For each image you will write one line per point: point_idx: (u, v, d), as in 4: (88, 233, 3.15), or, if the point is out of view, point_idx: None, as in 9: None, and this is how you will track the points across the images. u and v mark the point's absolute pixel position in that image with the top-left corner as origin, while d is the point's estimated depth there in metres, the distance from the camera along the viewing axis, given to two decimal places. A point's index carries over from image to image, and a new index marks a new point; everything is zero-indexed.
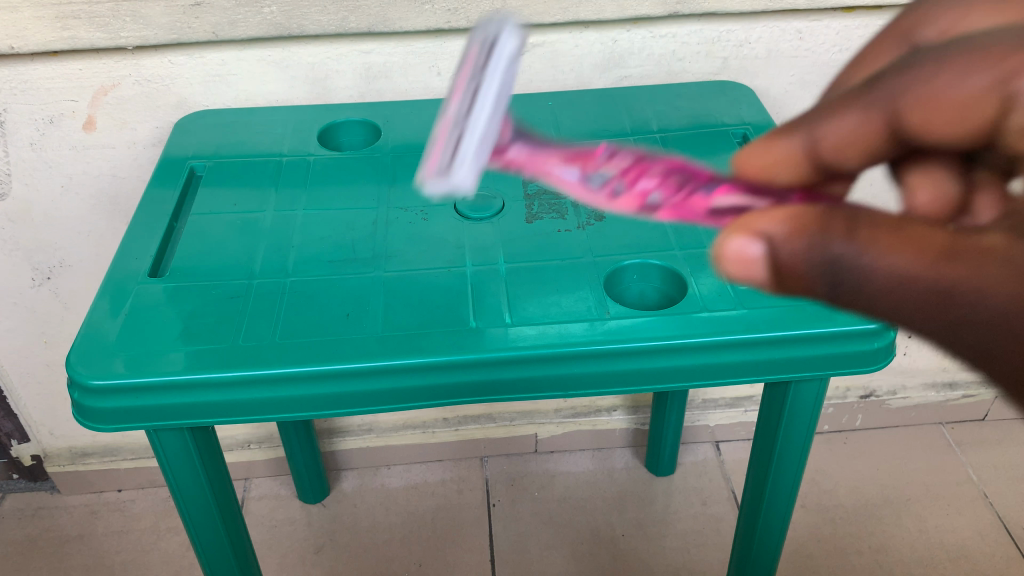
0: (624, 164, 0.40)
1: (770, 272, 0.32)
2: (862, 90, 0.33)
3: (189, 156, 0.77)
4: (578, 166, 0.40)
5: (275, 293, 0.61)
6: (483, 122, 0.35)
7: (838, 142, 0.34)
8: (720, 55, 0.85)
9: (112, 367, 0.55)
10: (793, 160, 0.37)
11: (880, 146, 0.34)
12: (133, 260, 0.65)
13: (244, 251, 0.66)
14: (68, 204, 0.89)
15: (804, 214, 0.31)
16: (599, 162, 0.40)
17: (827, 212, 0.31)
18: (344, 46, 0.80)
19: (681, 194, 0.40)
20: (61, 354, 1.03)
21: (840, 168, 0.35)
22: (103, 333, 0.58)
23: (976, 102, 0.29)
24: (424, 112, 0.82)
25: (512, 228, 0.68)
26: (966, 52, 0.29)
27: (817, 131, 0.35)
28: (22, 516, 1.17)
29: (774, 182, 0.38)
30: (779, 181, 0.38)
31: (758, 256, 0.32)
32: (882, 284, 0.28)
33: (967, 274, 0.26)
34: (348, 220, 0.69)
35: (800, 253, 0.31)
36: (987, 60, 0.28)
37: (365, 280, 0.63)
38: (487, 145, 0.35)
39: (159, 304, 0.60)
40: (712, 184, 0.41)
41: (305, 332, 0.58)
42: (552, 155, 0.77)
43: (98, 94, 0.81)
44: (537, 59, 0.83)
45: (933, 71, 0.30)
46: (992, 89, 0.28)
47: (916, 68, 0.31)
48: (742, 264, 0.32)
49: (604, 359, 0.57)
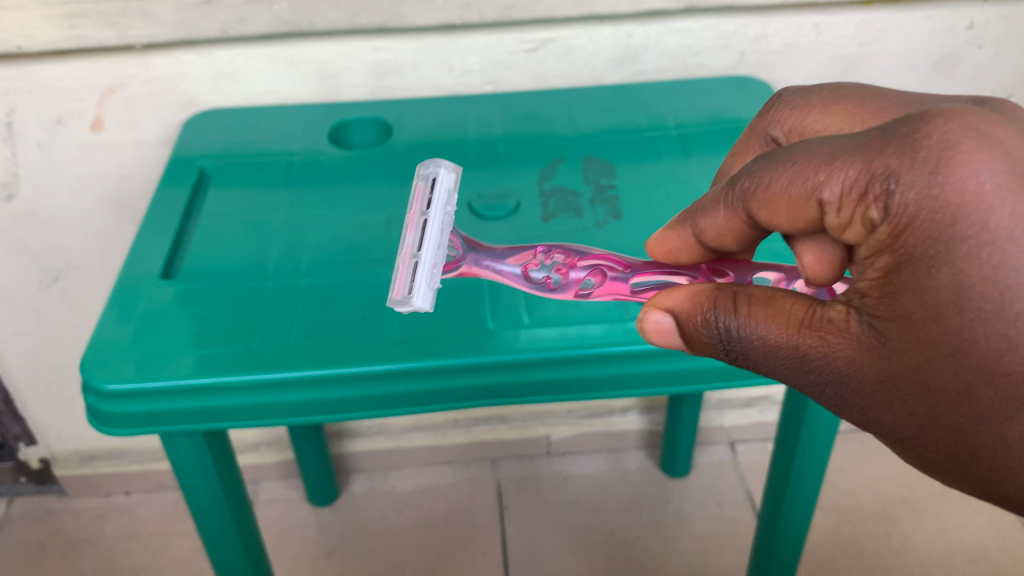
0: (555, 266, 0.56)
1: (680, 338, 0.46)
2: (724, 194, 0.44)
3: (199, 156, 0.76)
4: (519, 266, 0.56)
5: (289, 294, 0.60)
6: (428, 255, 0.52)
7: (714, 234, 0.46)
8: (736, 49, 0.83)
9: (126, 370, 0.54)
10: (687, 246, 0.49)
11: (746, 236, 0.45)
12: (144, 261, 0.64)
13: (256, 252, 0.65)
14: (76, 205, 0.88)
15: (703, 294, 0.45)
16: (539, 261, 0.56)
17: (720, 292, 0.44)
18: (355, 43, 0.79)
19: (599, 283, 0.55)
20: (68, 357, 1.02)
21: (718, 249, 0.47)
22: (115, 336, 0.57)
23: (800, 205, 0.39)
24: (436, 110, 0.81)
25: (528, 226, 0.67)
26: (800, 159, 0.39)
27: (697, 224, 0.47)
28: (31, 520, 1.16)
29: (677, 261, 0.51)
30: (683, 262, 0.50)
31: (670, 327, 0.46)
32: (760, 348, 0.43)
33: (821, 343, 0.41)
34: (362, 219, 0.68)
35: (698, 324, 0.45)
36: (808, 176, 0.38)
37: (380, 280, 0.61)
38: (436, 267, 0.53)
39: (171, 306, 0.59)
40: (625, 272, 0.55)
41: (320, 334, 0.57)
42: (567, 153, 0.76)
43: (106, 94, 0.80)
44: (551, 55, 0.82)
45: (767, 178, 0.40)
46: (810, 197, 0.38)
47: (763, 177, 0.41)
48: (662, 331, 0.47)
49: (625, 361, 0.56)
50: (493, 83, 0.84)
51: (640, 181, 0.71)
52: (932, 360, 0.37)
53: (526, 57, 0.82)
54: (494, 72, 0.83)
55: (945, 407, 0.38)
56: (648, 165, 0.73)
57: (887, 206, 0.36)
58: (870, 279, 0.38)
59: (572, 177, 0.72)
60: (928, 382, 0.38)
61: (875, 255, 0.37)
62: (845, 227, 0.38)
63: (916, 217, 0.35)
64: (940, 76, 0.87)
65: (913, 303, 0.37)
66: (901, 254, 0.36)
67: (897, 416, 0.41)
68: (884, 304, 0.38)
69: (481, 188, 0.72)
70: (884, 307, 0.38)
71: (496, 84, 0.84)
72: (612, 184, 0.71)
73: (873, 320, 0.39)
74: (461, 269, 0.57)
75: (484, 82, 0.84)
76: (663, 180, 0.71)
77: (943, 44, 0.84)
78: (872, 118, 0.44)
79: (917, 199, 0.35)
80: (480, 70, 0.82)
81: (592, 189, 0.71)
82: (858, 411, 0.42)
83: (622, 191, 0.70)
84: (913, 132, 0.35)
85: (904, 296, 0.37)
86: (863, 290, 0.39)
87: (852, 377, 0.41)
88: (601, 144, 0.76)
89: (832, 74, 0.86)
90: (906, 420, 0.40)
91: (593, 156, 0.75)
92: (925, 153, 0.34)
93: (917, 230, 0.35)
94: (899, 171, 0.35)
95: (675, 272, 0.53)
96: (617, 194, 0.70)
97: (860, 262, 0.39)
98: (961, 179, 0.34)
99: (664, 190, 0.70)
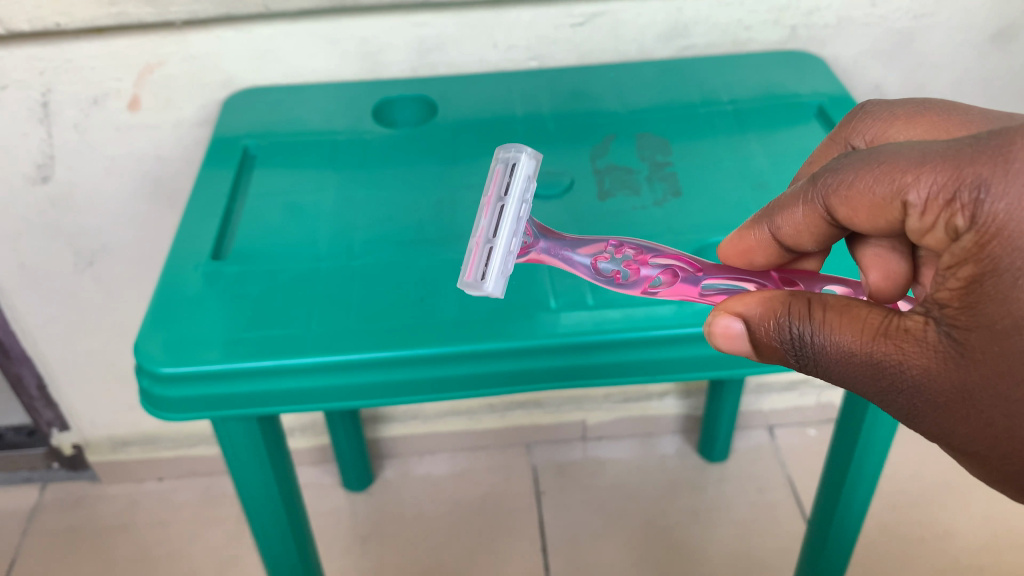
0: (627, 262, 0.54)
1: (750, 343, 0.46)
2: (804, 191, 0.46)
3: (242, 136, 0.75)
4: (590, 257, 0.54)
5: (345, 276, 0.58)
6: (505, 242, 0.51)
7: (790, 232, 0.47)
8: (788, 23, 0.81)
9: (181, 352, 0.52)
10: (762, 248, 0.50)
11: (822, 234, 0.47)
12: (193, 242, 0.63)
13: (307, 233, 0.63)
14: (112, 187, 0.86)
15: (776, 300, 0.45)
16: (610, 254, 0.54)
17: (796, 299, 0.44)
18: (398, 18, 0.77)
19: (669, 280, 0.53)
20: (101, 341, 1.01)
21: (796, 247, 0.48)
22: (169, 318, 0.55)
23: (884, 206, 0.41)
24: (481, 87, 0.79)
25: (584, 205, 0.65)
26: (887, 158, 0.41)
27: (774, 222, 0.48)
28: (64, 506, 1.15)
29: (750, 264, 0.51)
30: (755, 266, 0.51)
31: (738, 332, 0.47)
32: (834, 355, 0.43)
33: (897, 351, 0.42)
34: (412, 201, 0.66)
35: (771, 329, 0.45)
36: (895, 179, 0.40)
37: (437, 261, 0.60)
38: (511, 253, 0.52)
39: (224, 288, 0.58)
40: (696, 274, 0.53)
41: (379, 317, 0.55)
42: (618, 131, 0.74)
43: (144, 72, 0.78)
44: (598, 29, 0.79)
45: (852, 178, 0.42)
46: (895, 200, 0.40)
47: (847, 182, 0.42)
48: (731, 336, 0.47)
49: (693, 343, 0.55)
50: (538, 59, 0.82)
51: (697, 159, 0.70)
52: (1010, 368, 0.39)
53: (573, 32, 0.80)
54: (539, 48, 0.81)
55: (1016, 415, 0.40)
56: (704, 143, 0.72)
57: (974, 213, 0.37)
58: (952, 290, 0.39)
59: (626, 154, 0.71)
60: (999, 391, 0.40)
61: (957, 264, 0.39)
62: (927, 229, 0.40)
63: (1003, 227, 0.37)
64: (996, 49, 0.84)
65: (997, 314, 0.38)
66: (987, 264, 0.37)
67: (966, 425, 0.42)
68: (966, 316, 0.39)
69: (533, 166, 0.70)
70: (964, 317, 0.39)
71: (541, 60, 0.82)
72: (668, 162, 0.69)
73: (951, 330, 0.40)
74: (531, 255, 0.56)
75: (529, 58, 0.81)
76: (721, 162, 0.69)
77: (1001, 16, 0.82)
78: (956, 131, 0.46)
79: (1007, 208, 0.36)
80: (525, 45, 0.80)
81: (647, 166, 0.69)
82: (926, 418, 0.43)
83: (679, 168, 0.69)
84: (1002, 147, 0.37)
85: (985, 307, 0.38)
86: (943, 300, 0.40)
87: (925, 387, 0.42)
88: (653, 121, 0.75)
89: (885, 48, 0.83)
90: (976, 427, 0.42)
91: (646, 133, 0.73)
92: (1015, 167, 0.36)
93: (1005, 240, 0.37)
94: (986, 183, 0.37)
95: (745, 276, 0.52)
96: (675, 172, 0.68)
97: (937, 272, 0.40)
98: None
99: (722, 170, 0.68)
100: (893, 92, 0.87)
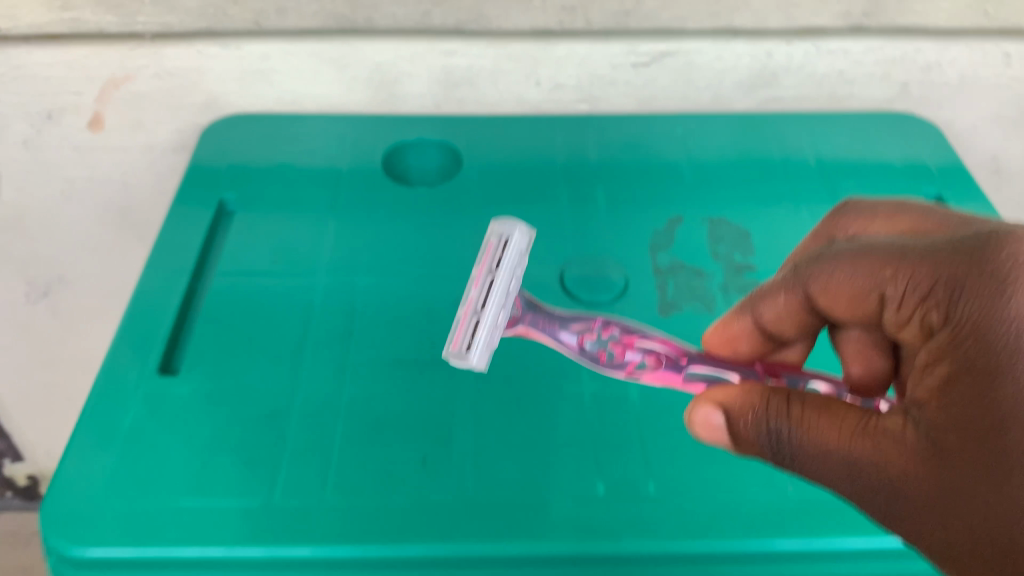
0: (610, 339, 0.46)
1: (731, 439, 0.38)
2: (788, 278, 0.41)
3: (223, 193, 0.61)
4: (574, 336, 0.46)
5: (324, 419, 0.45)
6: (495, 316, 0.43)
7: (773, 320, 0.42)
8: (899, 79, 0.66)
9: (100, 534, 0.41)
10: (747, 336, 0.44)
11: (805, 322, 0.42)
12: (139, 345, 0.50)
13: (283, 340, 0.50)
14: (70, 214, 0.73)
15: (754, 392, 0.37)
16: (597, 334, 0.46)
17: (774, 391, 0.36)
18: (422, 44, 0.62)
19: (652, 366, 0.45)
20: (59, 375, 0.88)
21: (778, 336, 0.43)
22: (95, 469, 0.43)
23: (863, 297, 0.37)
24: (517, 132, 0.66)
25: (641, 322, 0.52)
26: (868, 247, 0.36)
27: (756, 308, 0.43)
28: (16, 540, 1.04)
29: (735, 354, 0.45)
30: (739, 357, 0.45)
31: (719, 424, 0.39)
32: (809, 458, 0.34)
33: (872, 451, 0.32)
34: (422, 296, 0.53)
35: (748, 424, 0.37)
36: (874, 271, 0.36)
37: (445, 401, 0.46)
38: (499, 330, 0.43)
39: (166, 426, 0.45)
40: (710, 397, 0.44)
41: (362, 495, 0.42)
42: (684, 212, 0.60)
43: (108, 87, 0.64)
44: (666, 71, 0.64)
45: (831, 268, 0.38)
46: (872, 291, 0.36)
47: (824, 267, 0.38)
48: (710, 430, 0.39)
49: (779, 560, 0.42)
50: (588, 101, 0.67)
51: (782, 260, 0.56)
52: (998, 463, 0.29)
53: (636, 73, 0.65)
54: (591, 88, 0.66)
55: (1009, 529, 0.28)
56: (788, 238, 0.59)
57: (949, 310, 0.32)
58: (931, 387, 0.32)
59: (694, 245, 0.57)
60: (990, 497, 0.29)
61: (937, 361, 0.32)
62: (908, 323, 0.35)
63: (984, 321, 0.30)
64: None
65: (975, 408, 0.30)
66: (968, 356, 0.31)
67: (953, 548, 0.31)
68: (948, 411, 0.31)
69: (577, 255, 0.56)
70: (943, 414, 0.31)
71: (592, 103, 0.67)
72: (747, 264, 0.56)
73: (930, 430, 0.31)
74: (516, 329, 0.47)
75: (577, 99, 0.67)
76: None
77: None
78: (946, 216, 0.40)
79: (989, 304, 0.30)
80: (575, 85, 0.66)
81: (722, 269, 0.56)
82: (907, 527, 0.32)
83: (761, 275, 0.55)
84: (987, 244, 0.31)
85: (965, 404, 0.30)
86: (922, 397, 0.32)
87: (902, 493, 0.32)
88: (726, 193, 0.62)
89: (1011, 116, 0.68)
90: (958, 543, 0.30)
91: (720, 218, 0.59)
92: (991, 270, 0.31)
93: (986, 331, 0.30)
94: (961, 283, 0.32)
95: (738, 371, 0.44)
96: (754, 280, 0.55)
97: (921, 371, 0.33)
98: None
99: None
100: (1013, 165, 0.72)
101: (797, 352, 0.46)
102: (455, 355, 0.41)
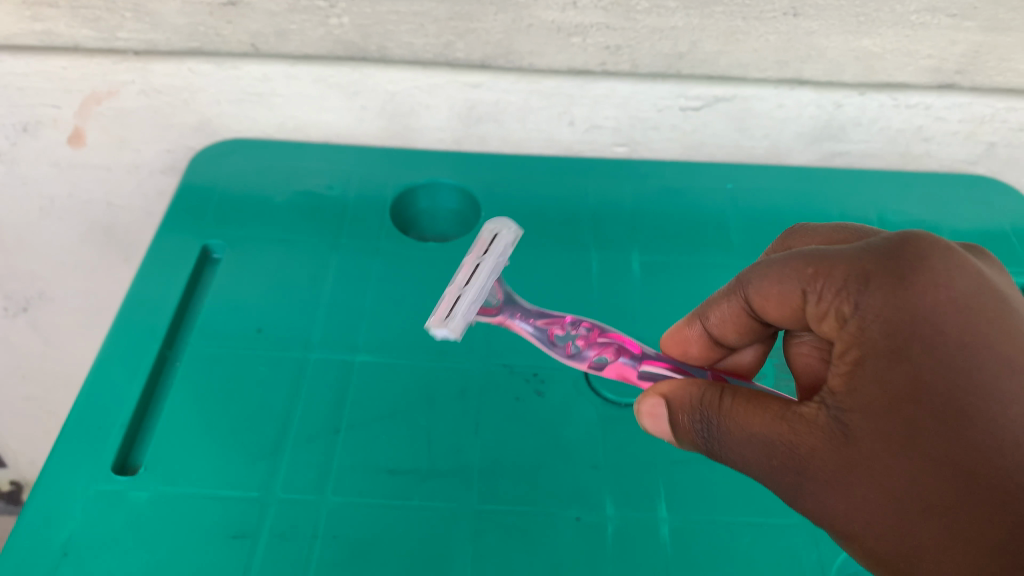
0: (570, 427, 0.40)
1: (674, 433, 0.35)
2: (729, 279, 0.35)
3: (205, 239, 0.54)
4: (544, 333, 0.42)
5: (299, 545, 0.38)
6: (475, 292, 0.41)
7: (720, 325, 0.36)
8: (986, 139, 0.58)
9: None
10: (698, 341, 0.38)
11: (752, 330, 0.36)
12: (94, 431, 0.43)
13: (261, 433, 0.43)
14: (49, 230, 0.66)
15: (691, 385, 0.34)
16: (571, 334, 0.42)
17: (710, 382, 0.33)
18: (441, 75, 0.54)
19: (616, 360, 0.40)
20: (41, 389, 0.83)
21: (727, 342, 0.37)
22: None
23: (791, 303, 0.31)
24: (546, 179, 0.59)
25: None
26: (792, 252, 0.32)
27: (705, 313, 0.36)
28: None
29: (685, 355, 0.39)
30: (689, 360, 0.39)
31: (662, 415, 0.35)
32: (738, 449, 0.31)
33: (795, 440, 0.29)
34: (425, 383, 0.45)
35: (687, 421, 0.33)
36: (797, 270, 0.30)
37: (444, 529, 0.39)
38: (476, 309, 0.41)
39: (114, 542, 0.38)
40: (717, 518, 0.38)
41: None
42: (731, 288, 0.52)
43: (88, 102, 0.56)
44: (718, 117, 0.56)
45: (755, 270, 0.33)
46: (796, 296, 0.31)
47: (757, 266, 0.33)
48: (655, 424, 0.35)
49: None
50: (628, 144, 0.60)
51: None
52: (912, 441, 0.26)
53: (683, 117, 0.56)
54: (632, 131, 0.58)
55: (935, 506, 0.25)
56: None
57: (859, 303, 0.28)
58: (847, 378, 0.28)
59: None
60: (909, 470, 0.26)
61: (850, 354, 0.28)
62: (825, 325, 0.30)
63: (896, 310, 0.27)
64: None
65: (892, 392, 0.27)
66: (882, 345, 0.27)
67: (871, 536, 0.27)
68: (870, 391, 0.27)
69: None
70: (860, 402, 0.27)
71: (632, 147, 0.60)
72: None
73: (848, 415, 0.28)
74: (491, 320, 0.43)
75: (615, 142, 0.59)
76: None
77: None
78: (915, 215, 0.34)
79: (899, 295, 0.27)
80: (614, 126, 0.58)
81: (774, 365, 0.47)
82: (814, 506, 0.29)
83: None
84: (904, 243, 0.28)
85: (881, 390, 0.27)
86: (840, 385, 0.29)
87: (814, 474, 0.28)
88: None
89: None
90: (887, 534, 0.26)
91: None
92: (902, 262, 0.27)
93: (900, 322, 0.27)
94: (872, 276, 0.28)
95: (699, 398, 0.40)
96: None
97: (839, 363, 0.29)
98: (930, 283, 0.27)
99: None
100: None
101: (750, 353, 0.40)
102: (435, 324, 0.40)
